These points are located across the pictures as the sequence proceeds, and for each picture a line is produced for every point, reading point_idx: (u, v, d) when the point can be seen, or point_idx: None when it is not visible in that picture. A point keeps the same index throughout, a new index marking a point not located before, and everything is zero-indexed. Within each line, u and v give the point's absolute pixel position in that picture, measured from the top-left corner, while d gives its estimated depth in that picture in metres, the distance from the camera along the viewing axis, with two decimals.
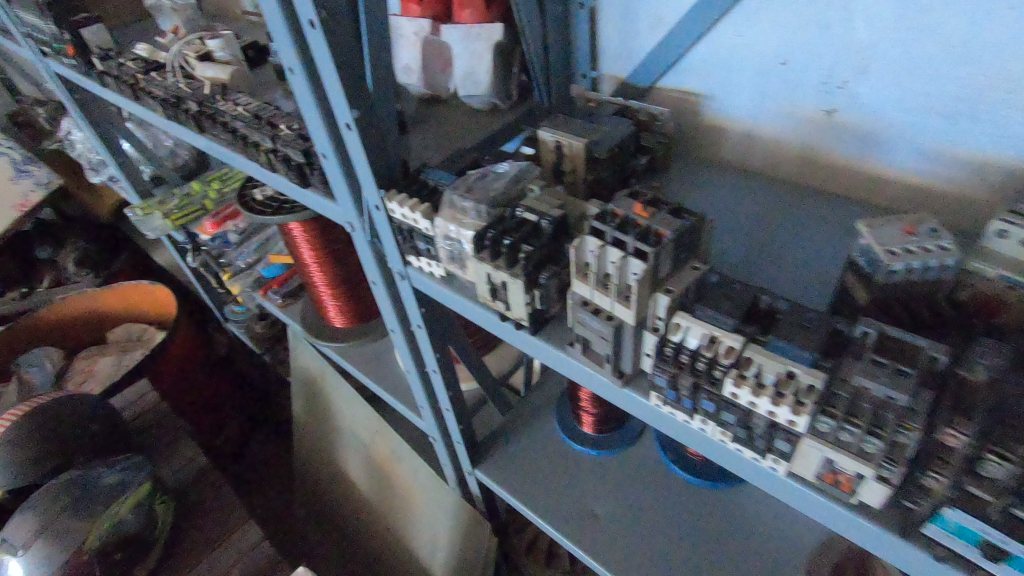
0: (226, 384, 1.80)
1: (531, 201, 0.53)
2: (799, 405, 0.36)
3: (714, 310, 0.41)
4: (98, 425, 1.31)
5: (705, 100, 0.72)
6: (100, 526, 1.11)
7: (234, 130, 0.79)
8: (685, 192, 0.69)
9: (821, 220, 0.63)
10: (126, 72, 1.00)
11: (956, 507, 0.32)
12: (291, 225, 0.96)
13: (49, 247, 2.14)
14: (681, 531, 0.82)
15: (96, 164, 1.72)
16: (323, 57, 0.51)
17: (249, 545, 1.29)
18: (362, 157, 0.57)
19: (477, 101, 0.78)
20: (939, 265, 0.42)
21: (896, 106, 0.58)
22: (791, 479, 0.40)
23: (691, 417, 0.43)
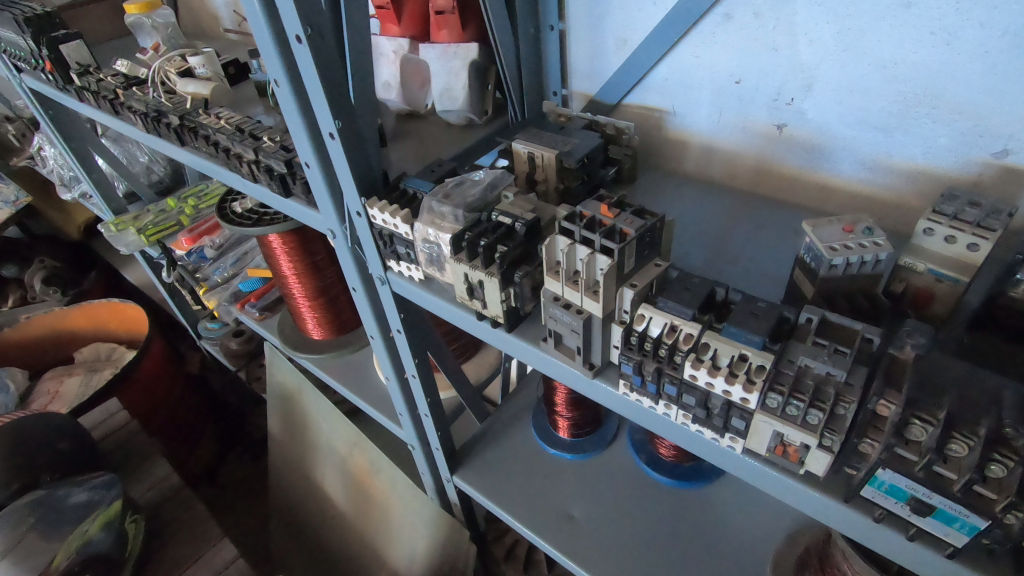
0: (200, 401, 1.78)
1: (506, 206, 0.56)
2: (751, 384, 0.40)
3: (675, 300, 0.45)
4: (67, 444, 1.28)
5: (668, 116, 0.77)
6: (68, 546, 1.08)
7: (216, 143, 0.81)
8: (650, 201, 0.73)
9: (774, 225, 0.67)
10: (106, 87, 1.01)
11: (889, 468, 0.35)
12: (270, 237, 0.97)
13: (15, 265, 2.10)
14: (654, 529, 0.85)
15: (68, 180, 1.71)
16: (309, 70, 0.54)
17: (223, 563, 1.27)
18: (344, 166, 0.60)
19: (454, 116, 0.81)
20: (875, 259, 0.46)
21: (838, 120, 0.64)
22: (747, 456, 0.43)
23: (656, 403, 0.47)
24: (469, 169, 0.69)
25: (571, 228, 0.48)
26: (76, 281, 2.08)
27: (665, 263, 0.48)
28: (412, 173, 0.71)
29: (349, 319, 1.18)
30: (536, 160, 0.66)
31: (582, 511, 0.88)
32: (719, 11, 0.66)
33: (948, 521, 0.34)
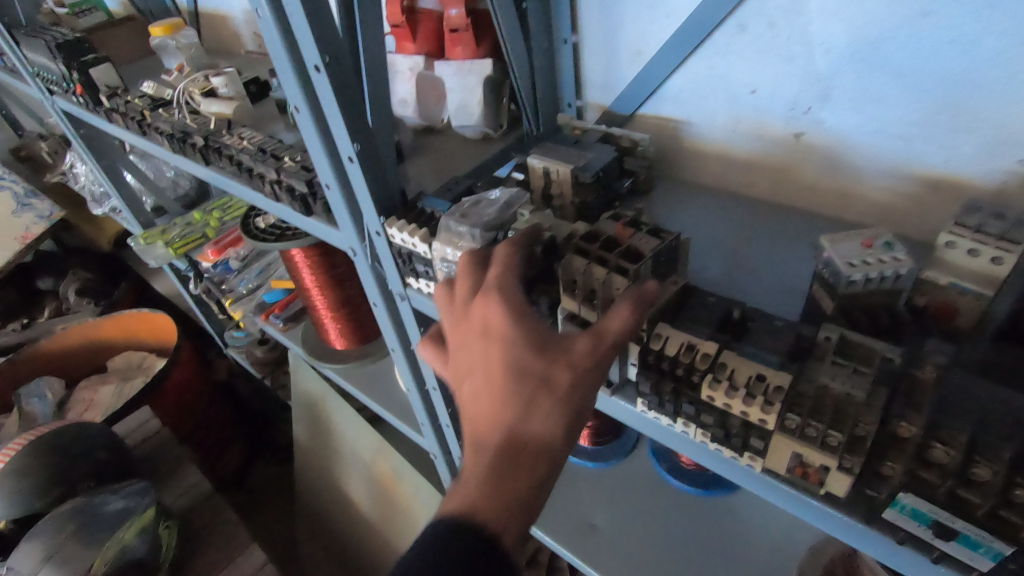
0: (228, 408, 1.83)
1: (522, 224, 0.57)
2: (769, 405, 0.40)
3: (692, 320, 0.45)
4: (103, 452, 1.33)
5: (683, 125, 0.77)
6: (107, 552, 1.13)
7: (240, 163, 0.83)
8: (666, 212, 0.73)
9: (793, 235, 0.67)
10: (134, 109, 1.05)
11: (910, 492, 0.36)
12: (293, 251, 0.99)
13: (51, 277, 2.17)
14: (677, 538, 0.85)
15: (98, 196, 1.77)
16: (328, 96, 0.55)
17: (253, 568, 1.30)
18: (364, 186, 0.61)
19: (470, 131, 0.82)
20: (895, 274, 0.45)
21: (857, 128, 0.63)
22: (767, 475, 0.44)
23: (674, 421, 0.47)
24: (485, 185, 0.70)
25: (588, 249, 0.49)
26: (108, 292, 2.15)
27: (682, 282, 0.49)
28: (429, 190, 0.72)
29: (371, 330, 1.20)
30: (551, 176, 0.67)
31: (603, 519, 0.89)
32: (733, 22, 0.66)
33: (972, 546, 0.34)
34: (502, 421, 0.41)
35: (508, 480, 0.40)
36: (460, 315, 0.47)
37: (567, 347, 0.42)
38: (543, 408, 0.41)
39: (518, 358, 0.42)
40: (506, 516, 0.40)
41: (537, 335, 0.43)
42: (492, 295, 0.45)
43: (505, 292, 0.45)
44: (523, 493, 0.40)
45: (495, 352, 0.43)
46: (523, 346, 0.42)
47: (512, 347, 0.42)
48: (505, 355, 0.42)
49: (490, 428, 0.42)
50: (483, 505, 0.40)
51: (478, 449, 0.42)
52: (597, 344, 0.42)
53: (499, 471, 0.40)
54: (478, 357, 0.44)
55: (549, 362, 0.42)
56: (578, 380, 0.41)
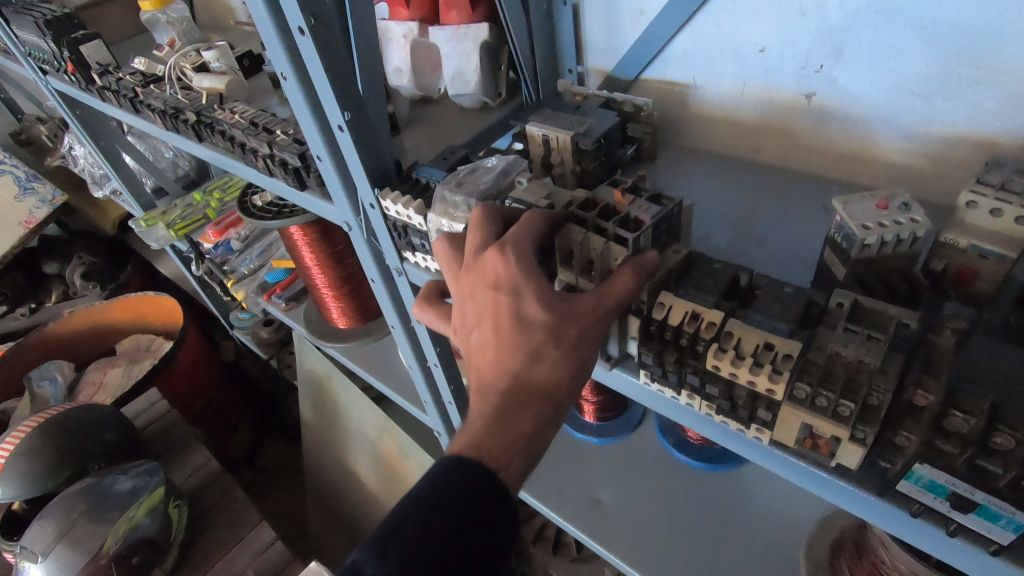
0: (236, 389, 1.83)
1: (519, 192, 0.54)
2: (777, 374, 0.38)
3: (695, 289, 0.43)
4: (111, 434, 1.34)
5: (690, 89, 0.74)
6: (117, 531, 1.14)
7: (232, 138, 0.81)
8: (671, 180, 0.71)
9: (804, 201, 0.64)
10: (126, 86, 1.02)
11: (927, 463, 0.33)
12: (291, 229, 0.98)
13: (56, 261, 2.18)
14: (684, 512, 0.84)
15: (98, 178, 1.75)
16: (314, 61, 0.53)
17: (263, 545, 1.32)
18: (356, 157, 0.59)
19: (467, 100, 0.80)
20: (912, 237, 0.43)
21: (873, 87, 0.60)
22: (775, 448, 0.42)
23: (679, 394, 0.46)
24: (483, 155, 0.67)
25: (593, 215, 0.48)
26: (114, 276, 2.16)
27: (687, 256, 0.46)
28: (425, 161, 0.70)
29: (373, 308, 1.19)
30: (551, 143, 0.65)
31: (609, 495, 0.88)
32: None
33: (991, 517, 0.33)
34: (508, 372, 0.41)
35: (513, 422, 0.40)
36: (469, 264, 0.46)
37: (578, 303, 0.42)
38: (548, 363, 0.41)
39: (530, 311, 0.42)
40: (509, 453, 0.40)
41: (549, 290, 0.43)
42: (504, 247, 0.44)
43: (521, 246, 0.44)
44: (524, 441, 0.40)
45: (508, 302, 0.42)
46: (536, 299, 0.42)
47: (523, 300, 0.42)
48: (515, 308, 0.42)
49: (496, 375, 0.42)
50: (486, 443, 0.39)
51: (483, 394, 0.42)
52: (604, 302, 0.42)
53: (506, 413, 0.40)
54: (487, 307, 0.43)
55: (559, 316, 0.41)
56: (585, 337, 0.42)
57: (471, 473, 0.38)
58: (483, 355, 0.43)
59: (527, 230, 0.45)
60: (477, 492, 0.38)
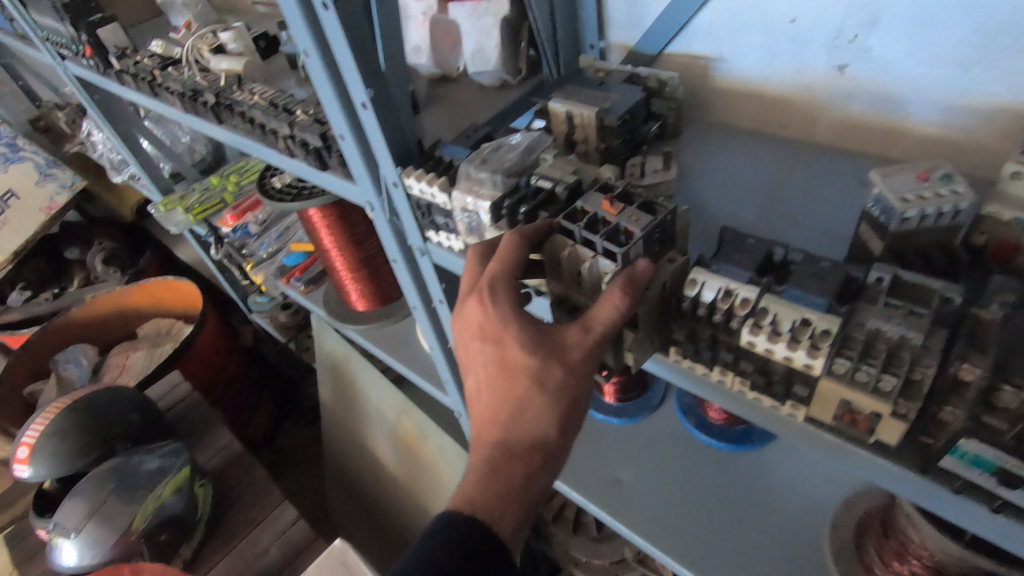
0: (255, 372, 1.86)
1: (545, 168, 0.55)
2: (816, 349, 0.38)
3: (729, 263, 0.43)
4: (137, 415, 1.37)
5: (715, 63, 0.72)
6: (147, 509, 1.17)
7: (252, 119, 0.81)
8: (695, 158, 0.69)
9: (835, 177, 0.63)
10: (144, 69, 1.02)
11: (973, 438, 0.33)
12: (310, 211, 0.98)
13: (77, 247, 2.21)
14: (706, 491, 0.84)
15: (117, 163, 1.77)
16: (338, 37, 0.52)
17: (286, 524, 1.35)
18: (378, 136, 0.58)
19: (487, 78, 0.79)
20: (953, 210, 0.42)
21: (907, 59, 0.58)
22: (810, 425, 0.42)
23: (710, 370, 0.45)
24: (505, 133, 0.67)
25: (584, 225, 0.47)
26: (134, 261, 2.19)
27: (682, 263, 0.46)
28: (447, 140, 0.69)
29: (391, 290, 1.19)
30: (574, 120, 0.64)
31: (629, 475, 0.88)
32: None
33: None
34: (499, 422, 0.47)
35: (503, 473, 0.47)
36: (459, 309, 0.50)
37: (559, 344, 0.45)
38: (534, 406, 0.46)
39: (514, 358, 0.46)
40: (502, 501, 0.47)
41: (530, 335, 0.46)
42: (484, 299, 0.47)
43: (499, 295, 0.47)
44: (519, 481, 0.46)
45: (493, 354, 0.47)
46: (516, 351, 0.46)
47: (506, 351, 0.46)
48: (500, 359, 0.47)
49: (491, 425, 0.48)
50: (479, 496, 0.47)
51: (481, 444, 0.49)
52: (586, 338, 0.44)
53: (496, 467, 0.47)
54: (479, 356, 0.48)
55: (542, 359, 0.45)
56: (568, 379, 0.45)
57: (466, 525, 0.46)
58: (479, 404, 0.49)
59: (502, 269, 0.47)
60: (468, 545, 0.45)
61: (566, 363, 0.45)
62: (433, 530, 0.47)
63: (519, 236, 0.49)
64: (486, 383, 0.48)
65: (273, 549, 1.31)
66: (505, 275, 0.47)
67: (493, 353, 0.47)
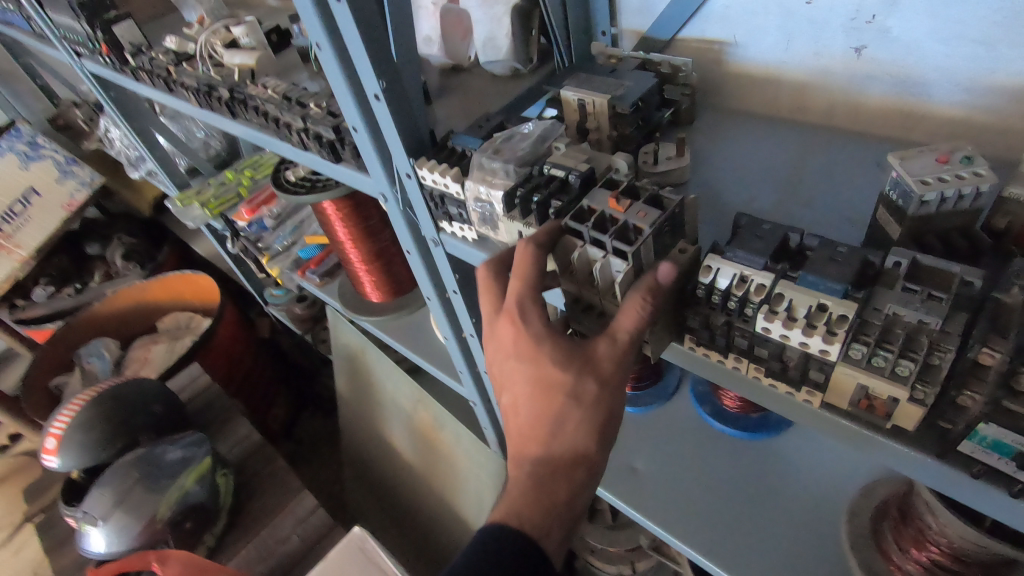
0: (272, 364, 1.88)
1: (558, 157, 0.54)
2: (831, 335, 0.37)
3: (744, 250, 0.42)
4: (160, 406, 1.40)
5: (730, 48, 0.71)
6: (171, 497, 1.20)
7: (267, 114, 0.81)
8: (710, 144, 0.69)
9: (854, 161, 0.62)
10: (159, 65, 1.04)
11: (991, 422, 0.33)
12: (324, 204, 0.98)
13: (97, 243, 2.24)
14: (722, 478, 0.84)
15: (134, 159, 1.79)
16: (350, 30, 0.52)
17: (306, 512, 1.37)
18: (392, 128, 0.59)
19: (498, 67, 0.78)
20: (974, 192, 0.41)
21: (928, 38, 0.57)
22: (827, 411, 0.41)
23: (725, 358, 0.45)
24: (517, 122, 0.66)
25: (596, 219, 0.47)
26: (152, 256, 2.22)
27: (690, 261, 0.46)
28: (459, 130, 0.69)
29: (405, 282, 1.20)
30: (587, 108, 0.63)
31: (644, 463, 0.88)
32: None
33: None
34: (537, 439, 0.47)
35: (547, 488, 0.47)
36: (491, 329, 0.51)
37: (592, 359, 0.45)
38: (571, 421, 0.46)
39: (549, 375, 0.46)
40: (548, 514, 0.48)
41: (564, 353, 0.46)
42: (515, 319, 0.47)
43: (529, 312, 0.47)
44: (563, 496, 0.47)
45: (528, 372, 0.47)
46: (552, 369, 0.46)
47: (541, 369, 0.47)
48: (535, 375, 0.47)
49: (530, 442, 0.48)
50: (525, 513, 0.48)
51: (520, 461, 0.49)
52: (616, 350, 0.44)
53: (540, 482, 0.48)
54: (514, 374, 0.49)
55: (576, 377, 0.45)
56: (603, 391, 0.45)
57: (514, 541, 0.47)
58: (515, 420, 0.49)
59: (527, 287, 0.47)
60: (519, 558, 0.47)
61: (601, 376, 0.45)
62: (484, 542, 0.49)
63: (536, 245, 0.47)
64: (522, 400, 0.48)
65: (294, 536, 1.34)
66: (532, 289, 0.47)
67: (529, 373, 0.47)
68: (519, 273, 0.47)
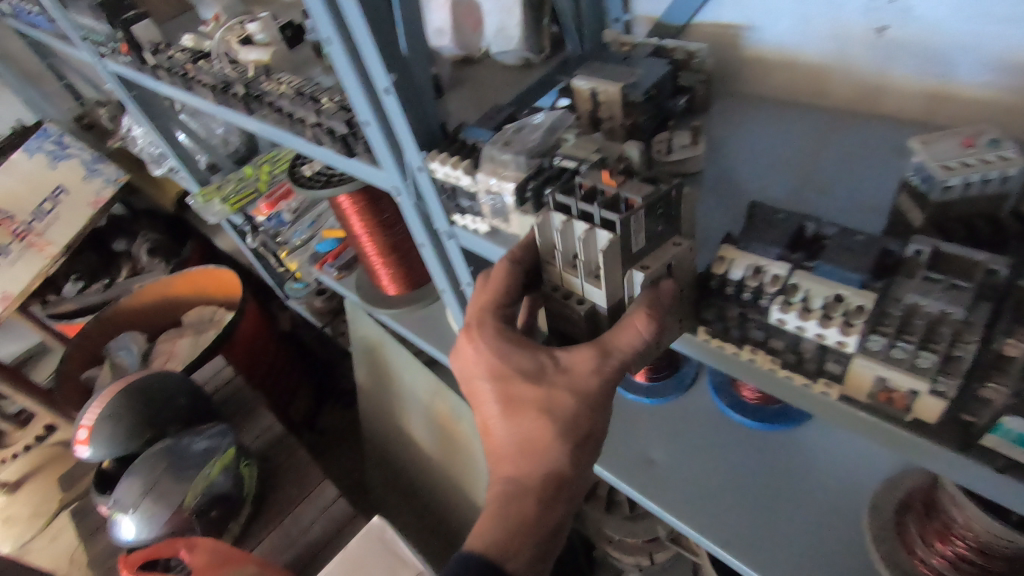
0: (293, 355, 1.92)
1: (569, 149, 0.54)
2: (848, 326, 0.37)
3: (760, 242, 0.42)
4: (185, 399, 1.44)
5: (746, 32, 0.70)
6: (197, 487, 1.23)
7: (280, 109, 0.82)
8: (725, 131, 0.67)
9: (874, 145, 0.60)
10: (177, 64, 1.05)
11: (1018, 415, 0.32)
12: (340, 199, 1.00)
13: (124, 240, 2.30)
14: (741, 468, 0.83)
15: (156, 157, 1.83)
16: (360, 23, 0.52)
17: (328, 501, 1.40)
18: (403, 121, 0.59)
19: (510, 57, 0.78)
20: (1000, 176, 0.40)
21: (952, 16, 0.55)
22: (844, 404, 0.40)
23: (737, 349, 0.44)
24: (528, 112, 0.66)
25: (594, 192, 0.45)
26: (177, 252, 2.28)
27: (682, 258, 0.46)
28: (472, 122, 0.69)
29: (422, 275, 1.21)
30: (599, 97, 0.62)
31: (661, 455, 0.88)
32: None
33: None
34: (513, 455, 0.49)
35: (520, 502, 0.49)
36: (459, 352, 0.54)
37: (567, 369, 0.47)
38: (547, 436, 0.48)
39: (520, 389, 0.48)
40: (519, 528, 0.49)
41: (533, 364, 0.48)
42: (479, 335, 0.50)
43: (490, 332, 0.50)
44: (536, 508, 0.49)
45: (497, 388, 0.49)
46: (520, 381, 0.48)
47: (510, 382, 0.48)
48: (501, 388, 0.49)
49: (505, 458, 0.50)
50: (499, 524, 0.49)
51: (499, 474, 0.51)
52: (601, 365, 0.46)
53: (512, 496, 0.49)
54: (483, 391, 0.51)
55: (549, 389, 0.47)
56: (578, 403, 0.47)
57: (493, 551, 0.49)
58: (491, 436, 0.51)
59: (491, 304, 0.51)
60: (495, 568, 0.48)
61: (574, 387, 0.47)
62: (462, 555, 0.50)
63: (512, 261, 0.53)
64: (492, 418, 0.50)
65: (316, 525, 1.37)
66: (494, 309, 0.51)
67: (494, 393, 0.49)
68: (489, 289, 0.51)
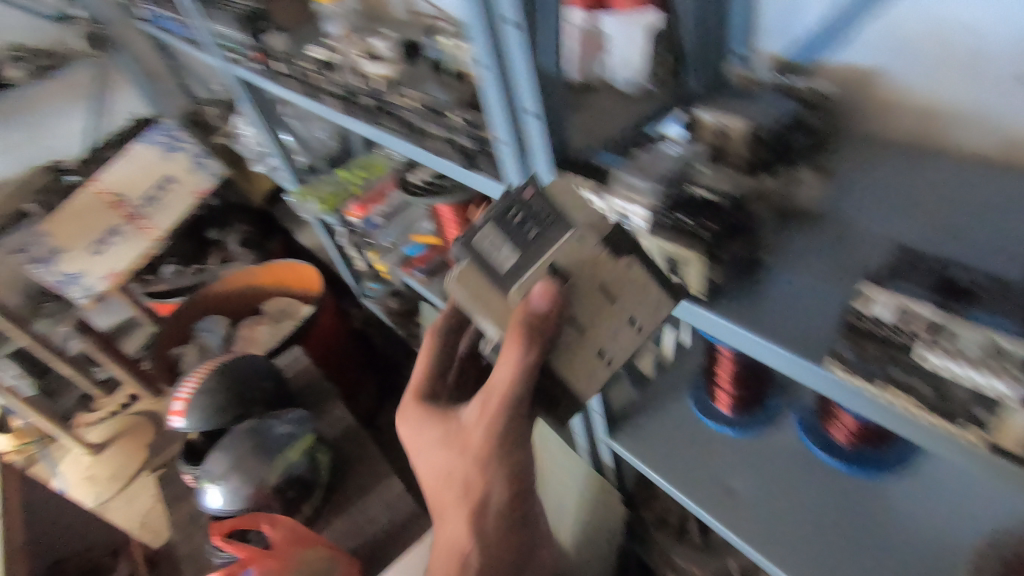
0: (362, 352, 2.00)
1: (707, 181, 0.59)
2: (1003, 373, 0.42)
3: (913, 287, 0.49)
4: (269, 382, 1.53)
5: (878, 73, 0.70)
6: (280, 468, 1.30)
7: (407, 121, 0.89)
8: (851, 169, 0.68)
9: (1011, 198, 0.60)
10: (305, 73, 1.16)
11: None
12: (441, 208, 1.06)
13: (217, 229, 2.47)
14: (832, 509, 0.83)
15: (259, 155, 1.97)
16: (521, 53, 0.56)
17: (394, 496, 1.45)
18: (542, 142, 0.63)
19: (631, 86, 0.81)
20: None
21: None
22: (992, 454, 0.41)
23: (879, 392, 0.46)
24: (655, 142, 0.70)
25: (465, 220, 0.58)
26: (263, 244, 2.43)
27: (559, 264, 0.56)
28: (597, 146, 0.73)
29: None
30: (726, 132, 0.64)
31: (745, 487, 0.88)
32: None
33: None
34: (453, 488, 0.65)
35: (472, 519, 0.65)
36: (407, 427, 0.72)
37: (465, 422, 0.63)
38: (466, 467, 0.63)
39: (442, 445, 0.65)
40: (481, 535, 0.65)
41: (443, 427, 0.66)
42: (409, 415, 0.69)
43: (414, 411, 0.69)
44: (484, 518, 0.64)
45: (428, 447, 0.67)
46: (439, 438, 0.65)
47: (433, 441, 0.66)
48: (432, 444, 0.66)
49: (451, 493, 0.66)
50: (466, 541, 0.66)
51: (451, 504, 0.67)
52: (486, 405, 0.60)
53: (463, 517, 0.65)
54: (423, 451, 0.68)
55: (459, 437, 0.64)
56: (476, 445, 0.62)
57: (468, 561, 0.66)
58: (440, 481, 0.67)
59: (418, 387, 0.71)
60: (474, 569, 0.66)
61: (471, 436, 0.62)
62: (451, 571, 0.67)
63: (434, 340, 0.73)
64: (433, 470, 0.67)
65: (382, 518, 1.42)
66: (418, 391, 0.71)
67: (427, 450, 0.67)
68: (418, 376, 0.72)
